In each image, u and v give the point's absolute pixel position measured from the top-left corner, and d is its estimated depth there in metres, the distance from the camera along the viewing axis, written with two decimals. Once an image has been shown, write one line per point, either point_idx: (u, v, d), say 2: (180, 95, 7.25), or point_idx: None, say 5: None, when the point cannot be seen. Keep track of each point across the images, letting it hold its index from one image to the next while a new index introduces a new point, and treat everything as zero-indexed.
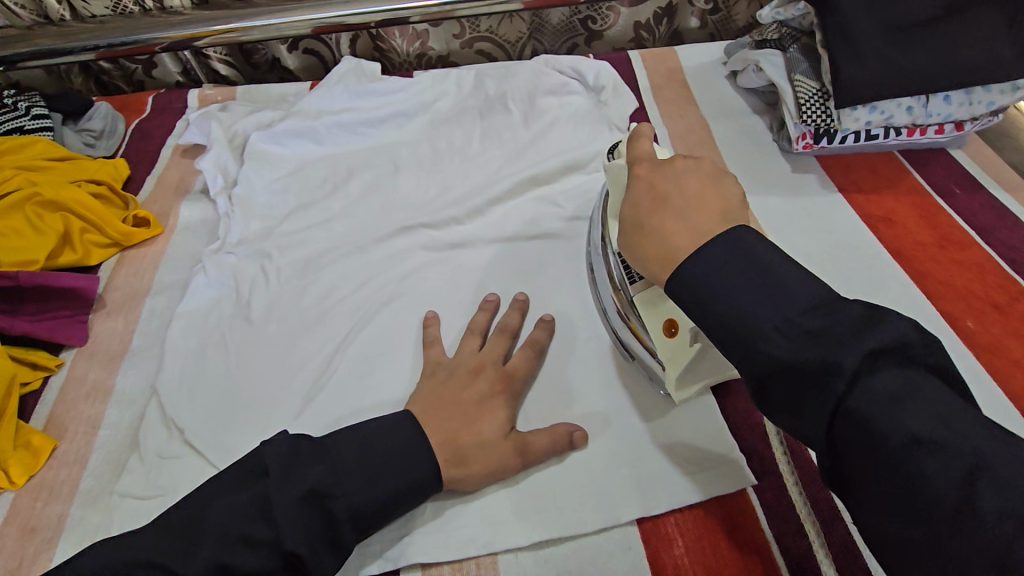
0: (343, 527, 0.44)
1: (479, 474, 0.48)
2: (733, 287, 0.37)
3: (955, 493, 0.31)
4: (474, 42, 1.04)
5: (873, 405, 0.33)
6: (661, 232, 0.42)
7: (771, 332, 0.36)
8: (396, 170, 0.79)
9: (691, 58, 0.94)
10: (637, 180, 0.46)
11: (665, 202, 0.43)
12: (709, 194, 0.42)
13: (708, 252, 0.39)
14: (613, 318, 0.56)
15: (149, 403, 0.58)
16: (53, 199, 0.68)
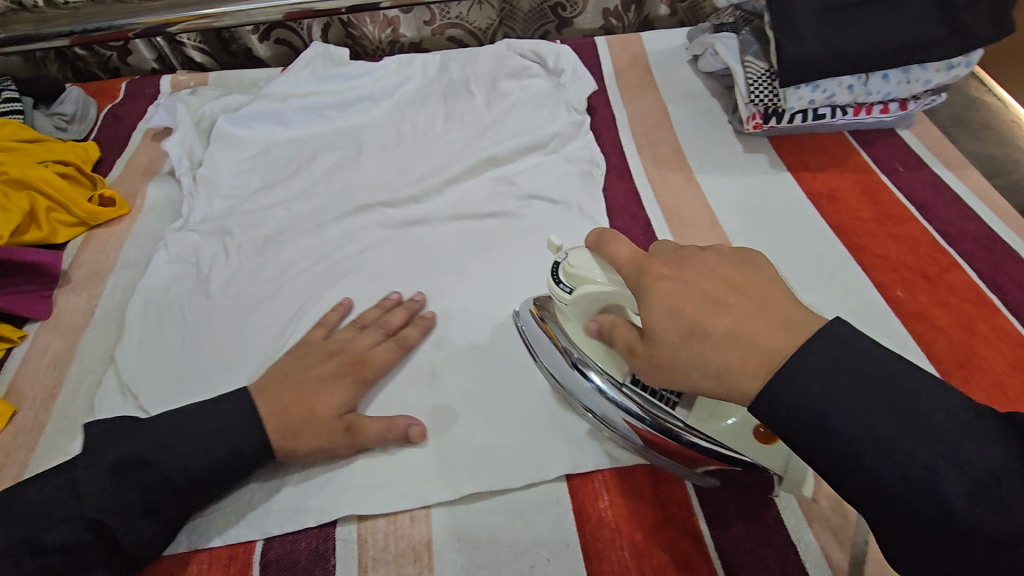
0: (160, 496, 0.46)
1: (311, 451, 0.49)
2: (899, 455, 0.31)
3: None
4: (445, 29, 1.06)
5: (971, 487, 0.30)
6: (732, 344, 0.35)
7: (842, 413, 0.33)
8: (359, 152, 0.81)
9: (655, 43, 0.95)
10: (662, 278, 0.40)
11: (717, 306, 0.37)
12: (758, 285, 0.38)
13: (801, 360, 0.34)
14: (674, 458, 0.47)
15: (107, 371, 0.60)
16: (19, 178, 0.70)
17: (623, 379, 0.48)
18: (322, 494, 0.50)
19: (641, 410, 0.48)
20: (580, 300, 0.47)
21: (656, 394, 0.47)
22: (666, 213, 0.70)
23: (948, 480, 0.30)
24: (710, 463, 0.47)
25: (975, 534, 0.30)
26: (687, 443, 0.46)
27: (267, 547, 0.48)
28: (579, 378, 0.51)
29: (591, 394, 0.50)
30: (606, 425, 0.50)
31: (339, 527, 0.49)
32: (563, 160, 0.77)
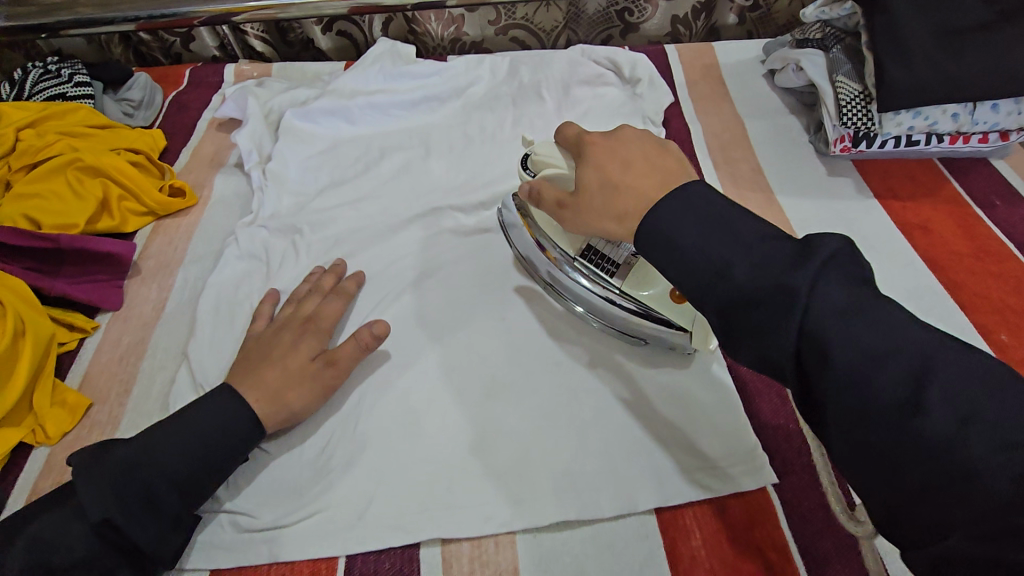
0: (164, 490, 0.46)
1: (302, 400, 0.52)
2: (706, 245, 0.38)
3: (904, 401, 0.32)
4: (510, 30, 1.04)
5: (827, 320, 0.34)
6: (629, 189, 0.43)
7: (735, 261, 0.37)
8: (427, 153, 0.79)
9: (728, 54, 0.92)
10: (591, 146, 0.47)
11: (626, 165, 0.44)
12: (662, 153, 0.45)
13: (668, 197, 0.41)
14: (608, 314, 0.58)
15: (181, 367, 0.59)
16: (94, 165, 0.69)
17: (575, 255, 0.58)
18: (404, 513, 0.50)
19: (587, 278, 0.58)
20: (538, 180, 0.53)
21: (600, 266, 0.57)
22: None
23: (743, 264, 0.37)
24: (634, 320, 0.56)
25: (752, 302, 0.36)
26: (619, 304, 0.56)
27: (350, 564, 0.48)
28: (542, 255, 0.62)
29: (549, 265, 0.61)
30: (559, 291, 0.62)
31: (423, 549, 0.49)
32: None
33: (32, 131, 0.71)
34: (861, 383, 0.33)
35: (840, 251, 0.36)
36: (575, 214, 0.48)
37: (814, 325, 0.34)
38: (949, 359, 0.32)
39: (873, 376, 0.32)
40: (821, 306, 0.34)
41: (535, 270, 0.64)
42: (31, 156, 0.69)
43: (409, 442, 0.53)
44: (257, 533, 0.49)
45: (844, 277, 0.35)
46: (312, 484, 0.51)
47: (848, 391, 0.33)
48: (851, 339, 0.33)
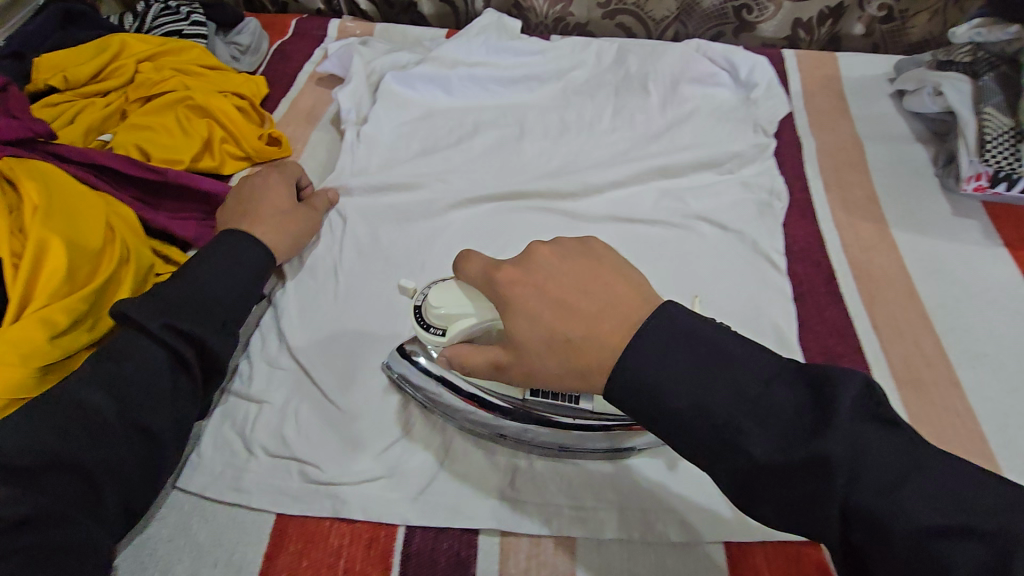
0: (214, 306, 0.52)
1: (297, 234, 0.63)
2: (702, 402, 0.35)
3: (971, 575, 0.30)
4: (618, 15, 0.99)
5: (873, 492, 0.32)
6: (589, 338, 0.38)
7: (751, 426, 0.34)
8: (521, 133, 0.78)
9: (854, 68, 0.85)
10: (515, 288, 0.42)
11: (567, 306, 0.40)
12: (602, 278, 0.41)
13: (638, 339, 0.37)
14: (586, 440, 0.50)
15: (266, 311, 0.62)
16: (203, 105, 0.71)
17: (525, 396, 0.50)
18: (465, 495, 0.50)
19: (549, 414, 0.50)
20: (453, 339, 0.48)
21: (559, 398, 0.49)
22: (853, 267, 0.63)
23: (755, 427, 0.34)
24: (610, 433, 0.50)
25: (784, 475, 0.33)
26: (594, 426, 0.50)
27: (409, 536, 0.48)
28: (481, 410, 0.51)
29: (490, 417, 0.51)
30: (514, 442, 0.52)
31: (480, 536, 0.48)
32: (739, 184, 0.71)
33: (149, 64, 0.73)
34: (929, 558, 0.30)
35: (857, 394, 0.34)
36: (529, 359, 0.41)
37: (861, 497, 0.32)
38: (1005, 514, 0.31)
39: (936, 548, 0.30)
40: (864, 474, 0.32)
41: (474, 428, 0.52)
42: (146, 89, 0.71)
43: (477, 426, 0.53)
44: (322, 486, 0.50)
45: (866, 420, 0.33)
46: (381, 447, 0.52)
47: (914, 566, 0.31)
48: (905, 515, 0.31)
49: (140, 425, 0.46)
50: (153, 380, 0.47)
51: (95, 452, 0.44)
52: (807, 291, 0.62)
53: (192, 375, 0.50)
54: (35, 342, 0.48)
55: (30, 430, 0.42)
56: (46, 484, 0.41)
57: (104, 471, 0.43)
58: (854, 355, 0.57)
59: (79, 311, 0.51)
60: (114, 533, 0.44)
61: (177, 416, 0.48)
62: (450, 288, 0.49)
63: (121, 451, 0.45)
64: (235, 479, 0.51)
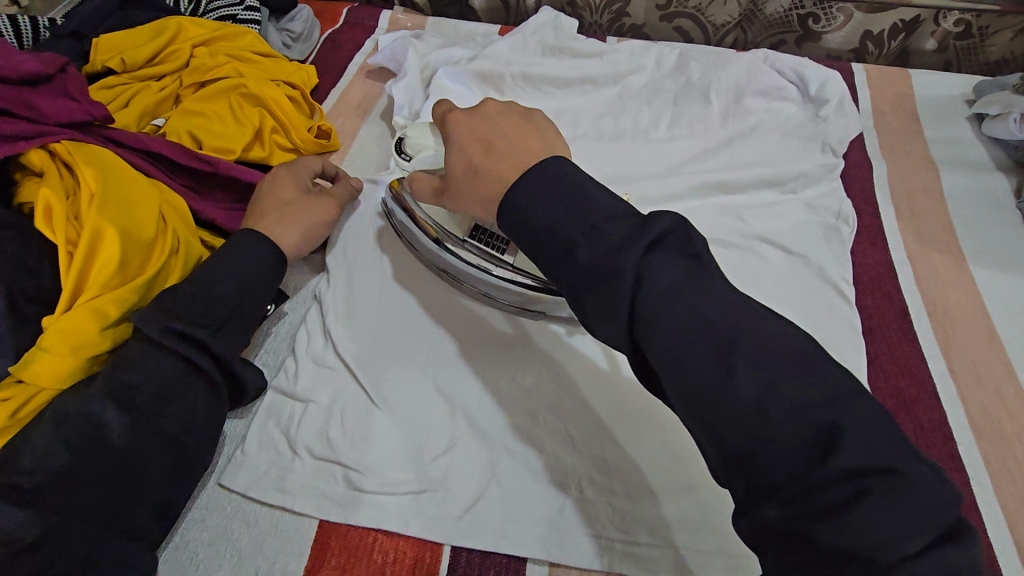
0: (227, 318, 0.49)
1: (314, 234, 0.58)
2: (556, 221, 0.37)
3: (715, 370, 0.32)
4: (676, 18, 0.95)
5: (653, 295, 0.33)
6: (492, 171, 0.42)
7: (579, 239, 0.36)
8: (574, 134, 0.75)
9: (929, 87, 0.81)
10: (454, 125, 0.46)
11: (487, 143, 0.44)
12: (523, 131, 0.44)
13: (530, 176, 0.39)
14: (505, 292, 0.58)
15: (311, 307, 0.60)
16: (256, 94, 0.70)
17: (464, 237, 0.58)
18: (513, 518, 0.48)
19: (478, 258, 0.57)
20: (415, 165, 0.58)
21: (490, 244, 0.57)
22: (927, 303, 0.60)
23: (585, 242, 0.36)
24: (530, 293, 0.57)
25: (594, 278, 0.35)
26: (512, 280, 0.56)
27: (454, 559, 0.47)
28: (428, 242, 0.59)
29: (434, 249, 0.59)
30: (452, 279, 0.60)
31: (529, 565, 0.47)
32: (803, 205, 0.67)
33: (204, 49, 0.72)
34: (682, 353, 0.32)
35: (673, 227, 0.35)
36: (455, 194, 0.46)
37: (644, 305, 0.34)
38: (747, 322, 0.33)
39: (689, 344, 0.32)
40: (650, 282, 0.34)
41: (423, 256, 0.61)
42: (200, 74, 0.70)
43: (527, 447, 0.52)
44: (367, 496, 0.49)
45: (672, 249, 0.35)
46: (426, 458, 0.51)
47: (671, 362, 0.33)
48: (670, 312, 0.33)
49: (159, 415, 0.44)
50: (174, 367, 0.45)
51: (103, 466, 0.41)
52: (877, 326, 0.59)
53: (208, 375, 0.47)
54: (85, 334, 0.48)
55: (42, 445, 0.40)
56: (57, 502, 0.39)
57: (121, 471, 0.42)
58: (928, 400, 0.54)
59: (130, 303, 0.50)
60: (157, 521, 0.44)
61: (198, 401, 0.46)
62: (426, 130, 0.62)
63: (132, 448, 0.42)
64: (279, 482, 0.50)
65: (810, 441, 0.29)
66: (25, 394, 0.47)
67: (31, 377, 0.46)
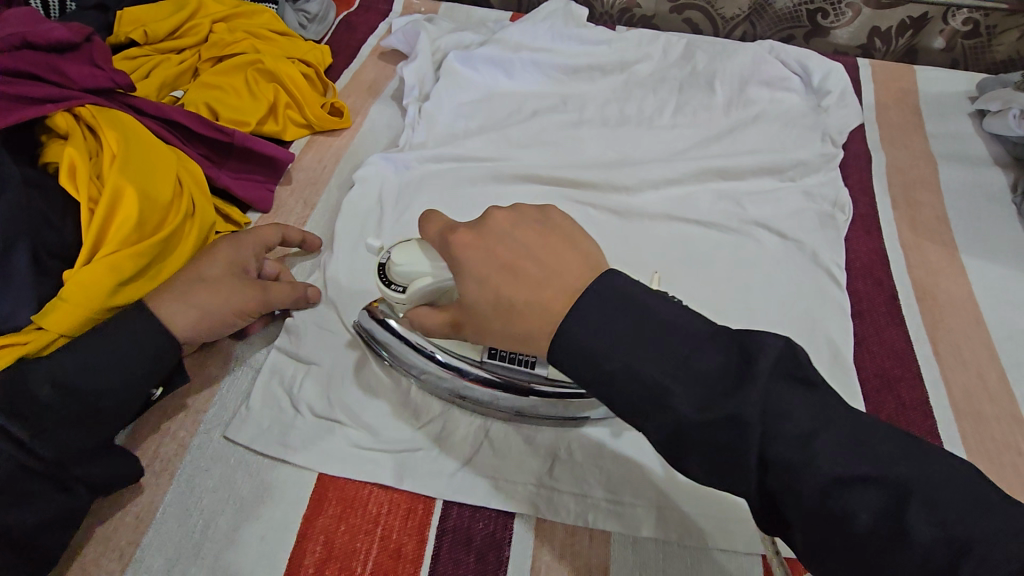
0: (135, 366, 0.47)
1: (220, 316, 0.52)
2: (635, 364, 0.33)
3: (873, 525, 0.29)
4: (686, 9, 0.96)
5: (788, 445, 0.31)
6: (530, 305, 0.37)
7: (678, 386, 0.33)
8: (580, 121, 0.77)
9: (932, 82, 0.82)
10: (465, 249, 0.40)
11: (515, 270, 0.38)
12: (552, 246, 0.38)
13: (583, 304, 0.35)
14: (541, 406, 0.52)
15: (317, 275, 0.62)
16: (271, 69, 0.72)
17: (481, 357, 0.51)
18: (503, 476, 0.51)
19: (502, 379, 0.51)
20: (412, 299, 0.48)
21: (513, 361, 0.51)
22: (917, 289, 0.62)
23: (682, 386, 0.33)
24: (563, 405, 0.51)
25: (708, 432, 0.32)
26: (546, 394, 0.51)
27: (445, 512, 0.49)
28: (440, 369, 0.52)
29: (447, 375, 0.52)
30: (471, 405, 0.53)
31: (516, 519, 0.49)
32: (801, 193, 0.69)
33: (223, 26, 0.75)
34: (834, 507, 0.30)
35: (779, 352, 0.33)
36: (479, 325, 0.40)
37: (773, 451, 0.31)
38: (861, 432, 0.31)
39: (843, 497, 0.30)
40: (778, 429, 0.31)
41: (432, 385, 0.54)
42: (218, 49, 0.73)
43: (519, 411, 0.54)
44: (364, 451, 0.51)
45: (782, 377, 0.32)
46: (421, 419, 0.53)
47: (820, 522, 0.30)
48: (797, 452, 0.31)
49: (13, 432, 0.42)
50: (46, 379, 0.44)
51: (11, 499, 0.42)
52: (866, 310, 0.60)
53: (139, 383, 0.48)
54: (103, 285, 0.50)
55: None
56: None
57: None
58: (911, 379, 0.56)
59: (146, 260, 0.53)
60: (47, 534, 0.43)
61: (53, 410, 0.44)
62: (415, 247, 0.48)
63: None
64: (281, 435, 0.52)
65: (943, 556, 0.28)
66: (44, 339, 0.48)
67: (50, 322, 0.48)
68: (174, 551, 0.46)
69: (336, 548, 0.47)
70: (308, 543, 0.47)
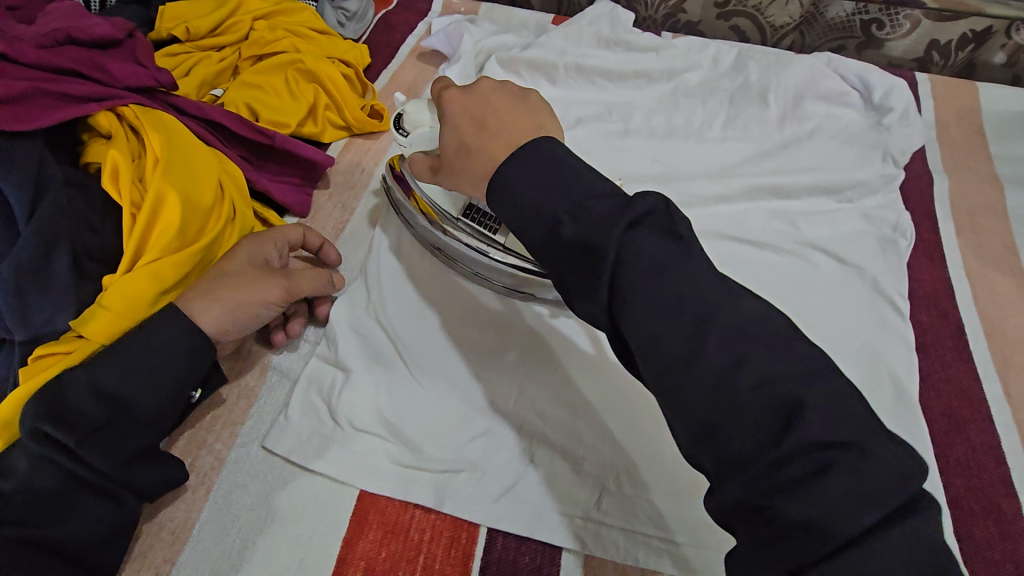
0: (173, 366, 0.46)
1: (254, 310, 0.50)
2: (542, 200, 0.35)
3: (745, 390, 0.30)
4: (734, 16, 0.93)
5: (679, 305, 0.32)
6: (483, 150, 0.40)
7: (593, 235, 0.34)
8: (625, 130, 0.74)
9: (997, 101, 0.78)
10: (448, 102, 0.43)
11: (479, 122, 0.41)
12: (516, 112, 0.41)
13: (521, 154, 0.37)
14: (495, 273, 0.58)
15: (355, 282, 0.60)
16: (312, 69, 0.70)
17: (458, 215, 0.57)
18: (552, 505, 0.48)
19: (468, 238, 0.57)
20: (412, 142, 0.55)
21: (483, 224, 0.56)
22: (986, 323, 0.59)
23: (573, 217, 0.35)
24: (520, 274, 0.56)
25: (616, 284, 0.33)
26: (502, 261, 0.56)
27: (490, 541, 0.47)
28: (421, 216, 0.59)
29: (427, 223, 0.59)
30: (443, 253, 0.60)
31: (564, 553, 0.47)
32: (859, 215, 0.66)
33: (265, 23, 0.73)
34: (709, 363, 0.30)
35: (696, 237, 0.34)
36: (447, 171, 0.45)
37: (636, 301, 0.32)
38: (723, 298, 0.32)
39: (719, 360, 0.30)
40: (682, 297, 0.32)
41: (419, 232, 0.61)
42: (259, 47, 0.71)
43: (566, 436, 0.51)
44: (406, 471, 0.50)
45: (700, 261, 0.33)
46: (462, 439, 0.51)
47: (703, 379, 0.30)
48: (646, 289, 0.32)
49: (55, 440, 0.41)
50: (84, 385, 0.42)
51: (55, 520, 0.41)
52: (930, 343, 0.57)
53: (180, 381, 0.46)
54: (144, 293, 0.49)
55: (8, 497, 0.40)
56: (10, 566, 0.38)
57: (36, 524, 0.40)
58: (981, 421, 0.53)
59: (188, 268, 0.52)
60: (101, 550, 0.43)
61: (92, 420, 0.42)
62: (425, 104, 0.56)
63: (26, 499, 0.40)
64: (319, 450, 0.50)
65: (770, 418, 0.29)
66: (85, 348, 0.47)
67: (90, 331, 0.47)
68: (211, 571, 0.45)
69: None
70: (348, 569, 0.45)
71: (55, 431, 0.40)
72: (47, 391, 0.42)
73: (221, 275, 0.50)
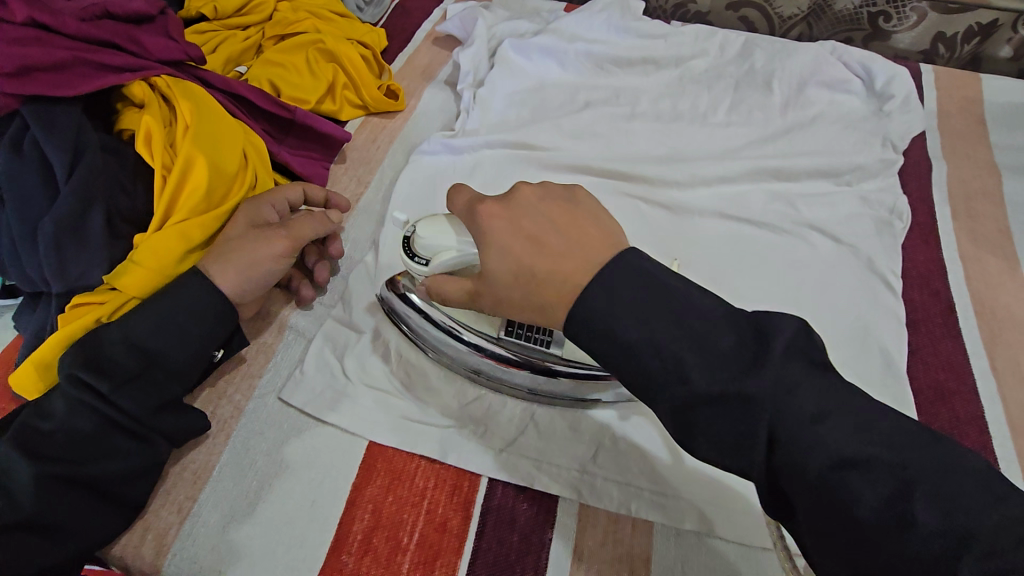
0: (200, 324, 0.49)
1: (261, 263, 0.52)
2: (636, 322, 0.33)
3: (875, 513, 0.28)
4: (743, 6, 0.95)
5: (797, 425, 0.30)
6: (552, 276, 0.36)
7: (685, 356, 0.32)
8: (632, 115, 0.76)
9: (999, 92, 0.79)
10: (490, 220, 0.40)
11: (537, 242, 0.38)
12: (573, 221, 0.39)
13: (602, 276, 0.35)
14: (551, 388, 0.53)
15: (369, 249, 0.63)
16: (332, 49, 0.73)
17: (499, 333, 0.52)
18: (551, 459, 0.51)
19: (519, 355, 0.52)
20: (434, 272, 0.48)
21: (531, 337, 0.52)
22: (975, 302, 0.60)
23: (691, 354, 0.32)
24: (579, 385, 0.52)
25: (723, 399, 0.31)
26: (560, 372, 0.52)
27: (491, 490, 0.50)
28: (457, 344, 0.53)
29: (466, 350, 0.53)
30: (489, 381, 0.54)
31: (560, 503, 0.49)
32: (857, 197, 0.68)
33: (288, 5, 0.77)
34: (833, 493, 0.29)
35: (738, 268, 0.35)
36: (500, 297, 0.40)
37: (784, 430, 0.30)
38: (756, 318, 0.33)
39: (847, 484, 0.29)
40: (788, 410, 0.30)
41: (455, 364, 0.54)
42: (282, 27, 0.75)
43: (565, 397, 0.54)
44: (414, 425, 0.52)
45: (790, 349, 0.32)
46: (467, 397, 0.54)
47: (824, 505, 0.29)
48: (797, 418, 0.30)
49: (91, 385, 0.44)
50: (119, 333, 0.46)
51: (89, 460, 0.44)
52: (921, 319, 0.59)
53: (206, 334, 0.49)
54: (172, 252, 0.52)
55: (49, 439, 0.43)
56: (52, 500, 0.42)
57: (75, 466, 0.43)
58: (966, 394, 0.55)
59: (213, 230, 0.55)
60: (132, 484, 0.46)
61: (128, 367, 0.46)
62: (439, 222, 0.49)
63: (67, 437, 0.43)
64: (332, 402, 0.53)
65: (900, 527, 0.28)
66: (118, 300, 0.50)
67: (123, 284, 0.50)
68: (228, 508, 0.48)
69: (383, 518, 0.48)
70: (357, 510, 0.48)
71: (94, 378, 0.44)
72: (90, 343, 0.46)
73: (242, 238, 0.53)
